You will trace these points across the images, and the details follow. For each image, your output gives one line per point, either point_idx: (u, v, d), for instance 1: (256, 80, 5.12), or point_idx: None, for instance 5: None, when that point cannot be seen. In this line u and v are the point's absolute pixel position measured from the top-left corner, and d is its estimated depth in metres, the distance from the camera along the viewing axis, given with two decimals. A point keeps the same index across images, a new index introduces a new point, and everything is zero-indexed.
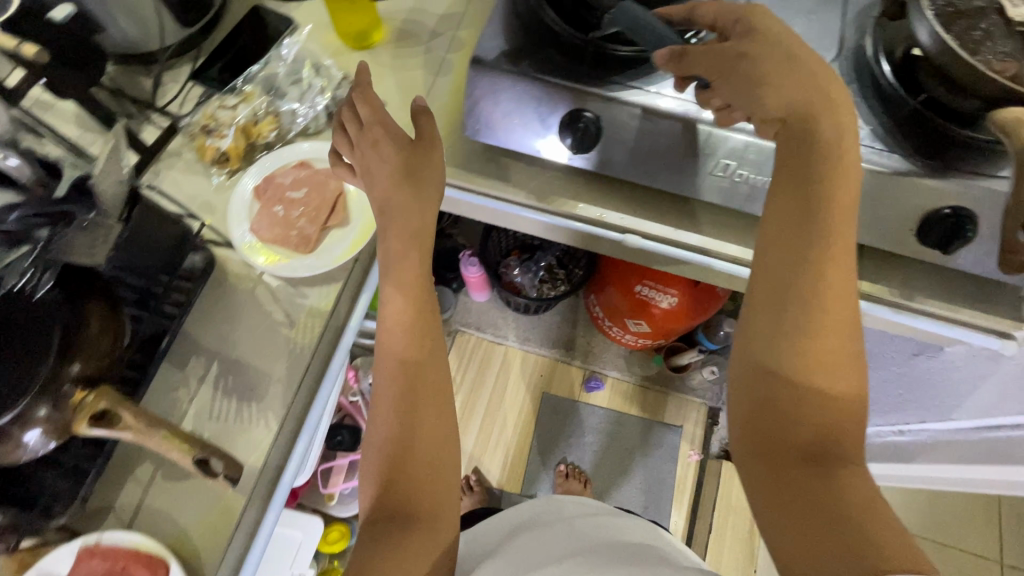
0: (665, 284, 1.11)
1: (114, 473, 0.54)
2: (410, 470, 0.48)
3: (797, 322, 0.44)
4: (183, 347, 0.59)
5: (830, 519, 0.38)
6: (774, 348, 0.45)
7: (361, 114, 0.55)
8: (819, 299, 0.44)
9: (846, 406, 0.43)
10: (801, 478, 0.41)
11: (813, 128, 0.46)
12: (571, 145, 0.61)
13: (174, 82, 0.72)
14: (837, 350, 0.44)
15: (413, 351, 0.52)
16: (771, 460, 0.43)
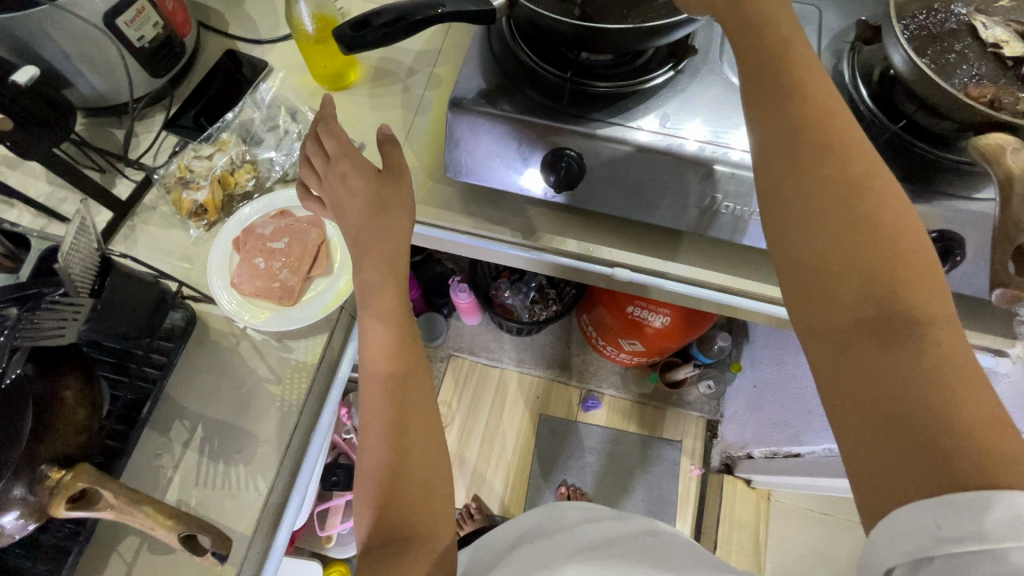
0: (657, 304, 1.10)
1: (98, 549, 0.52)
2: (404, 500, 0.47)
3: (813, 190, 0.36)
4: (165, 410, 0.57)
5: (905, 411, 0.29)
6: (805, 207, 0.36)
7: (326, 148, 0.53)
8: (841, 157, 0.36)
9: (914, 256, 0.33)
10: (875, 362, 0.31)
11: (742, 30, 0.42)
12: (554, 183, 0.59)
13: (147, 133, 0.70)
14: (877, 203, 0.35)
15: (401, 376, 0.50)
16: (828, 342, 0.34)
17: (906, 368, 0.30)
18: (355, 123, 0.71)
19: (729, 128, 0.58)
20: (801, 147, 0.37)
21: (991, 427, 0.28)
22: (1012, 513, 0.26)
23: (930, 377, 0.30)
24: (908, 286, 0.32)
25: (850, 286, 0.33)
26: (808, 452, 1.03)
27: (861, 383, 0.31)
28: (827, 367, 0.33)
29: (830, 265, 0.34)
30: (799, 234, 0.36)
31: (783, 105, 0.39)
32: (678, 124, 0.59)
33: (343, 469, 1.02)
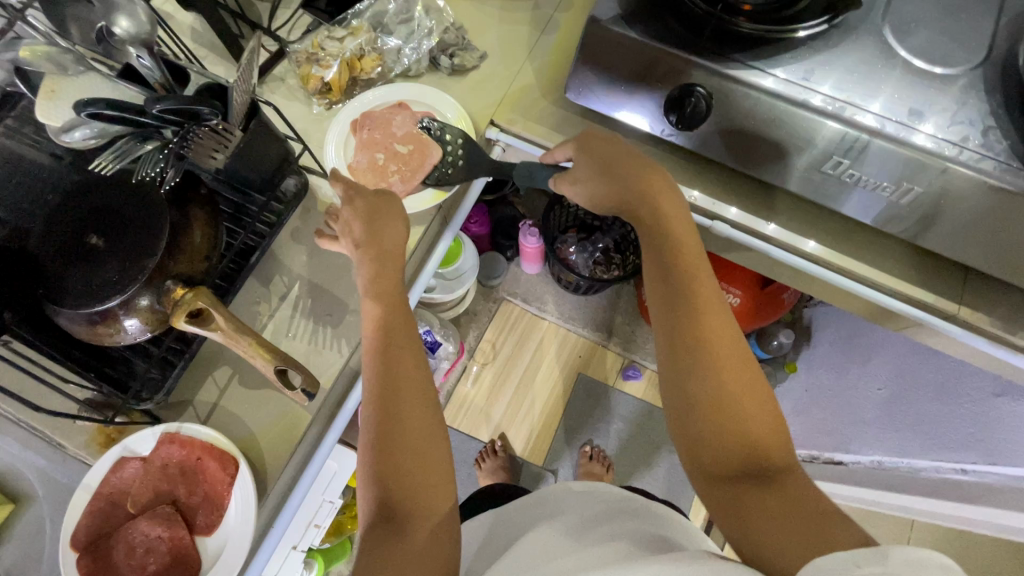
0: (729, 283, 1.06)
1: (196, 371, 0.57)
2: (400, 465, 0.45)
3: (692, 367, 0.47)
4: (269, 265, 0.61)
5: (793, 519, 0.39)
6: (687, 382, 0.47)
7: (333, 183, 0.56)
8: (706, 338, 0.48)
9: (763, 414, 0.46)
10: (748, 494, 0.42)
11: (645, 211, 0.54)
12: (676, 121, 0.60)
13: (287, 9, 0.73)
14: (733, 372, 0.47)
15: (385, 348, 0.50)
16: (721, 485, 0.44)
17: (772, 496, 0.42)
18: (481, 32, 0.71)
19: (875, 96, 0.55)
20: (683, 333, 0.48)
21: (837, 518, 0.39)
22: (911, 555, 0.28)
23: (785, 500, 0.41)
24: (766, 440, 0.45)
25: (718, 438, 0.45)
26: (852, 462, 1.02)
27: (741, 509, 0.42)
28: (719, 502, 0.44)
29: (700, 428, 0.46)
30: (683, 404, 0.47)
31: (670, 298, 0.50)
32: (817, 80, 0.56)
33: None
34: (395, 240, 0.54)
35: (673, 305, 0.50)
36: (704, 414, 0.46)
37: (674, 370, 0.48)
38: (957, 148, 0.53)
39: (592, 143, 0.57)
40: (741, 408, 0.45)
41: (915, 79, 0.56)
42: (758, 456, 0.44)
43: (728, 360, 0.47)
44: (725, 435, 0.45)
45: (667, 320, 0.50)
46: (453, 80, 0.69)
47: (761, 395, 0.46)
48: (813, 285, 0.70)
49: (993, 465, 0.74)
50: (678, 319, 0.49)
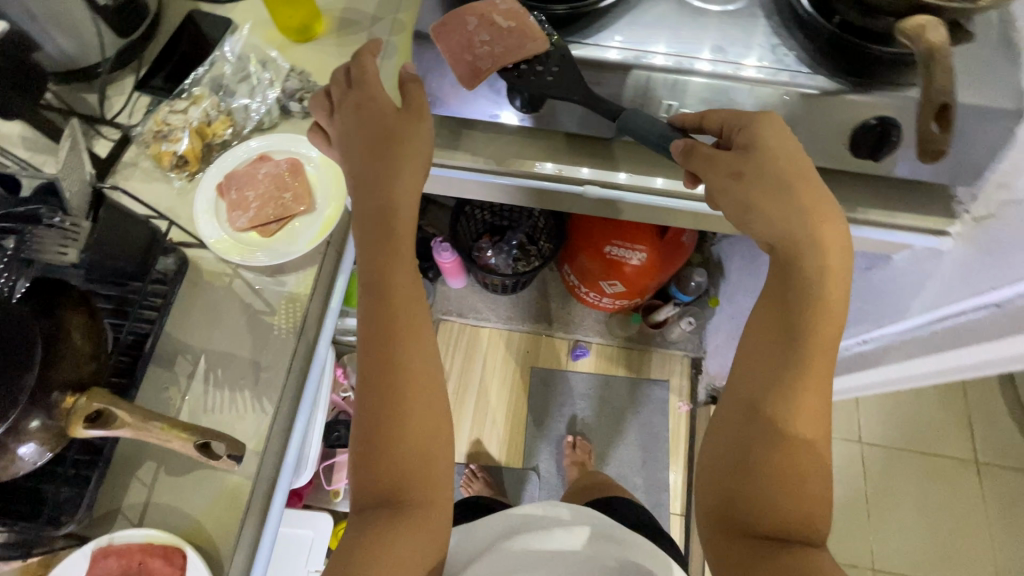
0: (632, 241, 1.15)
1: (115, 476, 0.54)
2: (394, 457, 0.48)
3: (768, 429, 0.48)
4: (167, 348, 0.59)
5: None
6: (753, 430, 0.49)
7: (351, 76, 0.54)
8: (797, 405, 0.48)
9: (817, 495, 0.47)
10: (763, 555, 0.45)
11: (796, 256, 0.50)
12: (521, 104, 0.64)
13: (120, 95, 0.70)
14: (804, 444, 0.47)
15: (389, 355, 0.49)
16: (735, 537, 0.47)
17: (784, 563, 0.44)
18: (324, 71, 0.72)
19: (677, 43, 0.62)
20: (767, 390, 0.49)
21: None
22: None
23: (792, 574, 0.43)
24: (803, 520, 0.46)
25: (760, 491, 0.47)
26: None
27: (749, 570, 0.45)
28: (726, 555, 0.47)
29: (749, 485, 0.47)
30: (739, 456, 0.49)
31: (770, 363, 0.49)
32: (628, 40, 0.62)
33: None
34: (403, 190, 0.52)
35: (770, 362, 0.50)
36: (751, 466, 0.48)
37: (743, 418, 0.50)
38: (755, 69, 0.61)
39: (763, 126, 0.51)
40: (800, 480, 0.46)
41: (707, 20, 0.63)
42: (791, 528, 0.46)
43: (802, 430, 0.48)
44: (765, 488, 0.47)
45: (760, 366, 0.50)
46: (309, 122, 0.70)
47: (823, 472, 0.47)
48: (694, 221, 0.76)
49: (882, 326, 0.83)
50: (764, 374, 0.49)
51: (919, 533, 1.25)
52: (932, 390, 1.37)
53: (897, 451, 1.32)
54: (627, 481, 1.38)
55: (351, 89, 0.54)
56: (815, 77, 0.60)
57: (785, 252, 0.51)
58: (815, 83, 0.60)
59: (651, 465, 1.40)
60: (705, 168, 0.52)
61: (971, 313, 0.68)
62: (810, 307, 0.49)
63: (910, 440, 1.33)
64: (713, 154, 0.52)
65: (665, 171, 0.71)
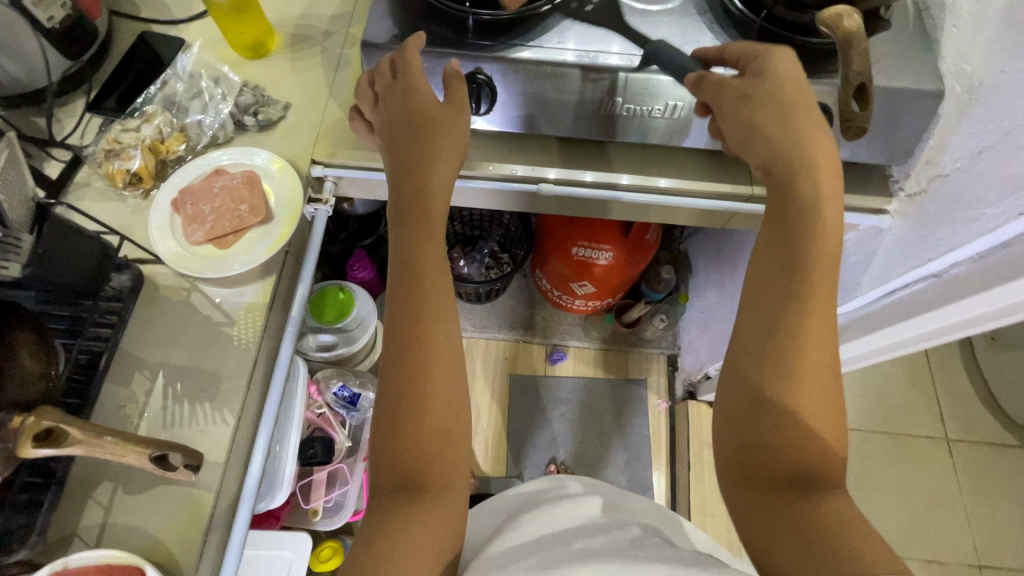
0: (598, 241, 1.17)
1: (71, 499, 0.53)
2: (420, 441, 0.45)
3: (780, 365, 0.47)
4: (124, 366, 0.58)
5: (815, 537, 0.41)
6: (762, 367, 0.48)
7: (397, 69, 0.57)
8: (804, 340, 0.47)
9: (829, 436, 0.46)
10: (783, 500, 0.44)
11: (795, 188, 0.51)
12: (471, 104, 0.66)
13: (71, 117, 0.70)
14: (814, 380, 0.47)
15: (416, 324, 0.47)
16: (752, 484, 0.46)
17: (808, 506, 0.43)
18: (279, 85, 0.73)
19: (618, 41, 0.64)
20: (773, 324, 0.48)
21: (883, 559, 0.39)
22: None
23: (815, 513, 0.42)
24: (819, 461, 0.45)
25: (776, 430, 0.46)
26: None
27: (772, 516, 0.44)
28: (745, 501, 0.46)
29: (762, 424, 0.46)
30: (750, 397, 0.48)
31: (776, 295, 0.49)
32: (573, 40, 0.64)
33: (320, 442, 1.03)
34: (440, 178, 0.54)
35: (774, 295, 0.49)
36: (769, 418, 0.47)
37: (748, 356, 0.49)
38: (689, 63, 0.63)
39: (770, 56, 0.53)
40: (811, 419, 0.46)
41: (645, 19, 0.66)
42: (808, 468, 0.45)
43: (811, 372, 0.47)
44: (784, 439, 0.46)
45: (764, 298, 0.50)
46: (264, 135, 0.70)
47: (833, 413, 0.47)
48: (653, 213, 0.79)
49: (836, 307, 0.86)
50: (761, 318, 0.49)
51: (899, 513, 1.28)
52: (901, 372, 1.41)
53: (871, 434, 1.35)
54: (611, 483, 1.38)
55: (396, 80, 0.57)
56: None
57: (781, 182, 0.52)
58: None
59: (634, 464, 1.40)
60: (716, 95, 0.54)
61: (916, 285, 0.70)
62: (808, 241, 0.49)
63: (882, 423, 1.36)
64: (726, 85, 0.53)
65: (618, 165, 0.73)
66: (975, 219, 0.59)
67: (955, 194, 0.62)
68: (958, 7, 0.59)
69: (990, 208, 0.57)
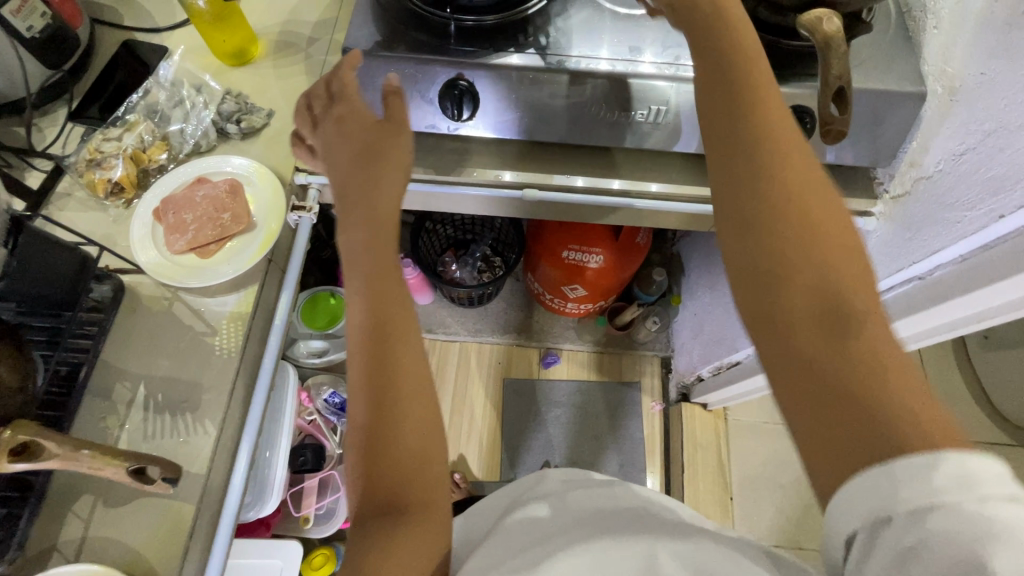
0: (589, 244, 1.17)
1: (50, 513, 0.52)
2: (393, 464, 0.44)
3: (757, 190, 0.38)
4: (105, 377, 0.58)
5: (854, 399, 0.32)
6: (738, 196, 0.38)
7: (332, 91, 0.56)
8: (778, 158, 0.38)
9: (849, 251, 0.36)
10: (817, 351, 0.34)
11: (721, 7, 0.43)
12: (452, 110, 0.65)
13: (53, 126, 0.70)
14: (808, 201, 0.37)
15: (376, 343, 0.46)
16: (769, 333, 0.36)
17: (843, 353, 0.33)
18: (262, 92, 0.73)
19: (601, 46, 0.64)
20: (744, 142, 0.39)
21: (933, 423, 0.31)
22: (963, 470, 0.28)
23: (857, 364, 0.32)
24: (849, 288, 0.35)
25: (778, 267, 0.36)
26: (744, 357, 1.11)
27: (801, 374, 0.34)
28: (768, 360, 0.36)
29: (761, 260, 0.36)
30: (741, 230, 0.38)
31: (727, 112, 0.40)
32: (555, 46, 0.64)
33: (311, 448, 1.05)
34: (387, 198, 0.50)
35: (723, 112, 0.41)
36: (781, 263, 0.36)
37: (724, 189, 0.39)
38: (672, 67, 0.63)
39: None
40: (822, 239, 0.36)
41: (627, 24, 0.66)
42: (836, 302, 0.34)
43: (791, 181, 0.37)
44: (804, 286, 0.35)
45: (715, 120, 0.41)
46: (247, 142, 0.70)
47: (838, 211, 0.37)
48: (638, 217, 0.78)
49: None
50: (727, 141, 0.40)
51: None
52: None
53: None
54: None
55: (332, 102, 0.56)
56: None
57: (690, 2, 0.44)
58: None
59: (629, 467, 1.40)
60: None
61: (903, 286, 0.69)
62: (737, 57, 0.41)
63: None
64: None
65: (602, 169, 0.73)
66: (960, 222, 0.58)
67: (938, 197, 0.62)
68: (940, 10, 0.59)
69: (970, 210, 0.57)
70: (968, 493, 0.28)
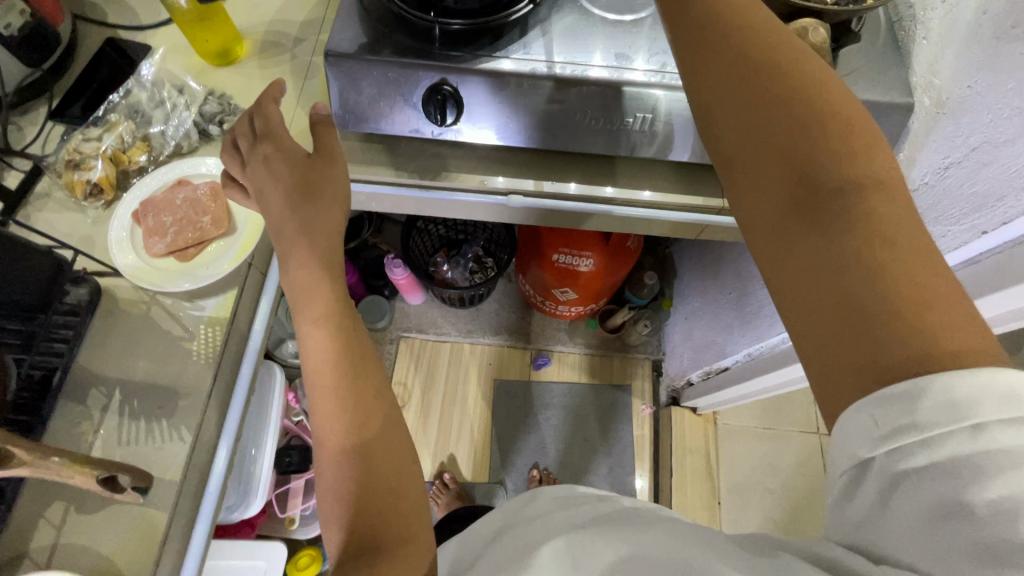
0: (579, 248, 1.16)
1: (21, 520, 0.52)
2: (370, 501, 0.44)
3: (738, 95, 0.37)
4: (80, 382, 0.58)
5: (851, 293, 0.30)
6: (723, 106, 0.37)
7: (256, 128, 0.53)
8: (756, 58, 0.37)
9: (849, 133, 0.34)
10: (811, 249, 0.32)
11: None
12: (436, 116, 0.64)
13: (33, 125, 0.69)
14: (796, 91, 0.35)
15: (341, 385, 0.47)
16: (768, 242, 0.35)
17: (837, 247, 0.31)
18: (245, 93, 0.72)
19: (591, 52, 0.63)
20: (717, 53, 0.38)
21: (942, 312, 0.29)
22: (950, 395, 0.28)
23: (852, 254, 0.31)
24: (848, 176, 0.32)
25: (770, 169, 0.35)
26: (734, 363, 1.10)
27: (800, 278, 0.33)
28: (772, 270, 0.35)
29: (751, 169, 0.36)
30: (729, 142, 0.37)
31: (698, 29, 0.39)
32: (540, 52, 0.63)
33: (296, 450, 1.07)
34: (334, 236, 0.51)
35: (694, 26, 0.40)
36: (780, 164, 0.34)
37: (708, 103, 0.38)
38: (658, 75, 0.62)
39: None
40: (815, 127, 0.34)
41: (615, 31, 0.65)
42: (831, 192, 0.32)
43: (773, 76, 0.36)
44: (804, 187, 0.33)
45: (685, 36, 0.40)
46: None
47: (834, 92, 0.35)
48: (622, 225, 0.78)
49: None
50: (701, 56, 0.39)
51: None
52: None
53: None
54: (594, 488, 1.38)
55: (257, 140, 0.53)
56: None
57: None
58: None
59: (619, 470, 1.40)
60: None
61: None
62: None
63: None
64: None
65: (587, 175, 0.73)
66: (943, 235, 0.61)
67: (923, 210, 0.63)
68: (930, 20, 0.57)
69: (955, 225, 0.58)
70: (955, 417, 0.27)
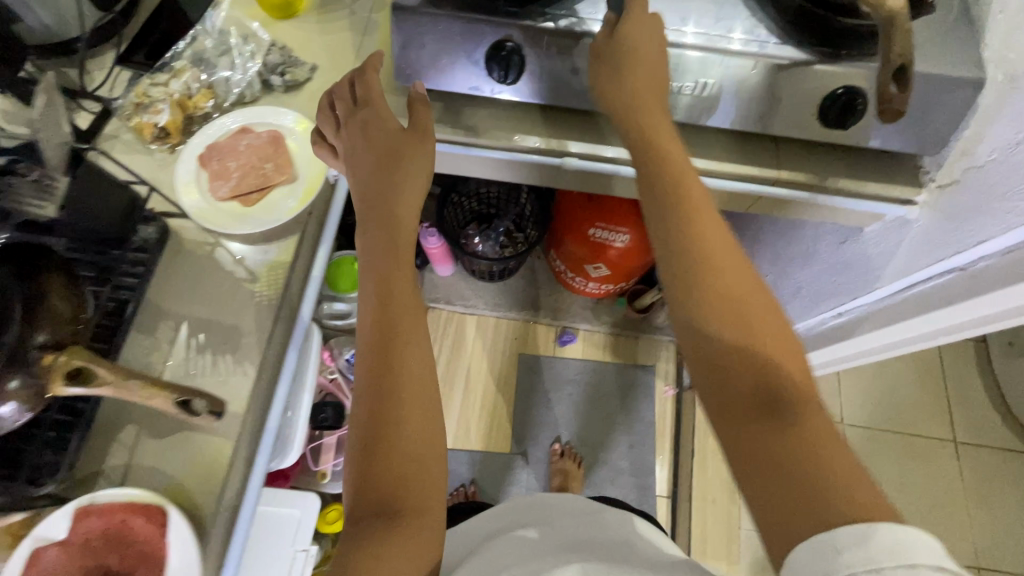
0: (615, 223, 1.16)
1: (96, 440, 0.54)
2: (391, 461, 0.46)
3: (710, 300, 0.46)
4: (149, 315, 0.60)
5: (795, 467, 0.38)
6: (700, 304, 0.46)
7: (357, 95, 0.59)
8: (715, 271, 0.47)
9: (780, 343, 0.44)
10: (760, 431, 0.40)
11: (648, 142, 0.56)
12: (498, 75, 0.64)
13: (101, 69, 0.71)
14: (746, 307, 0.46)
15: (386, 348, 0.50)
16: (729, 418, 0.42)
17: (786, 432, 0.39)
18: (305, 46, 0.73)
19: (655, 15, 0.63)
20: (684, 258, 0.48)
21: (860, 489, 0.36)
22: (896, 541, 0.31)
23: (796, 438, 0.39)
24: (785, 380, 0.42)
25: (737, 362, 0.44)
26: None
27: (757, 454, 0.40)
28: (731, 443, 0.42)
29: (716, 360, 0.44)
30: (695, 336, 0.46)
31: (670, 235, 0.50)
32: (604, 12, 0.63)
33: (330, 406, 1.09)
34: (407, 208, 0.55)
35: (667, 231, 0.50)
36: (743, 366, 0.43)
37: (682, 300, 0.47)
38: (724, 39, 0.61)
39: None
40: (761, 337, 0.44)
41: None
42: (775, 389, 0.41)
43: (727, 288, 0.46)
44: (762, 384, 0.42)
45: (659, 233, 0.51)
46: (290, 95, 0.71)
47: (771, 307, 0.46)
48: None
49: (856, 297, 0.88)
50: (673, 260, 0.49)
51: (902, 514, 1.27)
52: (910, 374, 1.41)
53: (881, 433, 1.35)
54: (613, 465, 1.40)
55: (357, 107, 0.59)
56: (783, 47, 0.60)
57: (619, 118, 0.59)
58: (785, 54, 0.60)
59: (638, 448, 1.42)
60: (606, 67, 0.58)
61: (941, 279, 0.72)
62: (667, 179, 0.53)
63: (893, 421, 1.36)
64: None
65: None
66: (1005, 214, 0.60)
67: (985, 188, 0.62)
68: None
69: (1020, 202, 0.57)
70: (898, 559, 0.31)
